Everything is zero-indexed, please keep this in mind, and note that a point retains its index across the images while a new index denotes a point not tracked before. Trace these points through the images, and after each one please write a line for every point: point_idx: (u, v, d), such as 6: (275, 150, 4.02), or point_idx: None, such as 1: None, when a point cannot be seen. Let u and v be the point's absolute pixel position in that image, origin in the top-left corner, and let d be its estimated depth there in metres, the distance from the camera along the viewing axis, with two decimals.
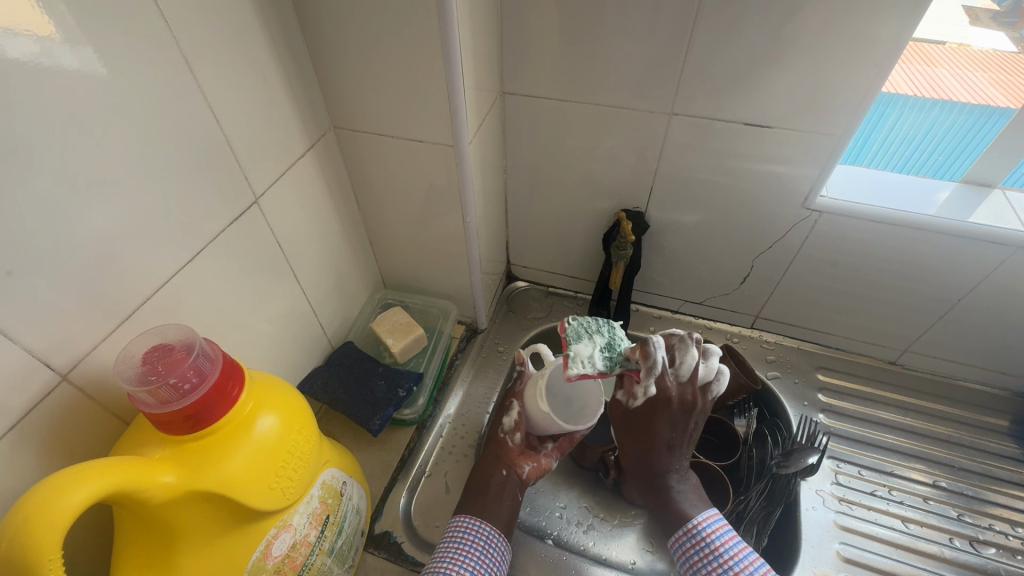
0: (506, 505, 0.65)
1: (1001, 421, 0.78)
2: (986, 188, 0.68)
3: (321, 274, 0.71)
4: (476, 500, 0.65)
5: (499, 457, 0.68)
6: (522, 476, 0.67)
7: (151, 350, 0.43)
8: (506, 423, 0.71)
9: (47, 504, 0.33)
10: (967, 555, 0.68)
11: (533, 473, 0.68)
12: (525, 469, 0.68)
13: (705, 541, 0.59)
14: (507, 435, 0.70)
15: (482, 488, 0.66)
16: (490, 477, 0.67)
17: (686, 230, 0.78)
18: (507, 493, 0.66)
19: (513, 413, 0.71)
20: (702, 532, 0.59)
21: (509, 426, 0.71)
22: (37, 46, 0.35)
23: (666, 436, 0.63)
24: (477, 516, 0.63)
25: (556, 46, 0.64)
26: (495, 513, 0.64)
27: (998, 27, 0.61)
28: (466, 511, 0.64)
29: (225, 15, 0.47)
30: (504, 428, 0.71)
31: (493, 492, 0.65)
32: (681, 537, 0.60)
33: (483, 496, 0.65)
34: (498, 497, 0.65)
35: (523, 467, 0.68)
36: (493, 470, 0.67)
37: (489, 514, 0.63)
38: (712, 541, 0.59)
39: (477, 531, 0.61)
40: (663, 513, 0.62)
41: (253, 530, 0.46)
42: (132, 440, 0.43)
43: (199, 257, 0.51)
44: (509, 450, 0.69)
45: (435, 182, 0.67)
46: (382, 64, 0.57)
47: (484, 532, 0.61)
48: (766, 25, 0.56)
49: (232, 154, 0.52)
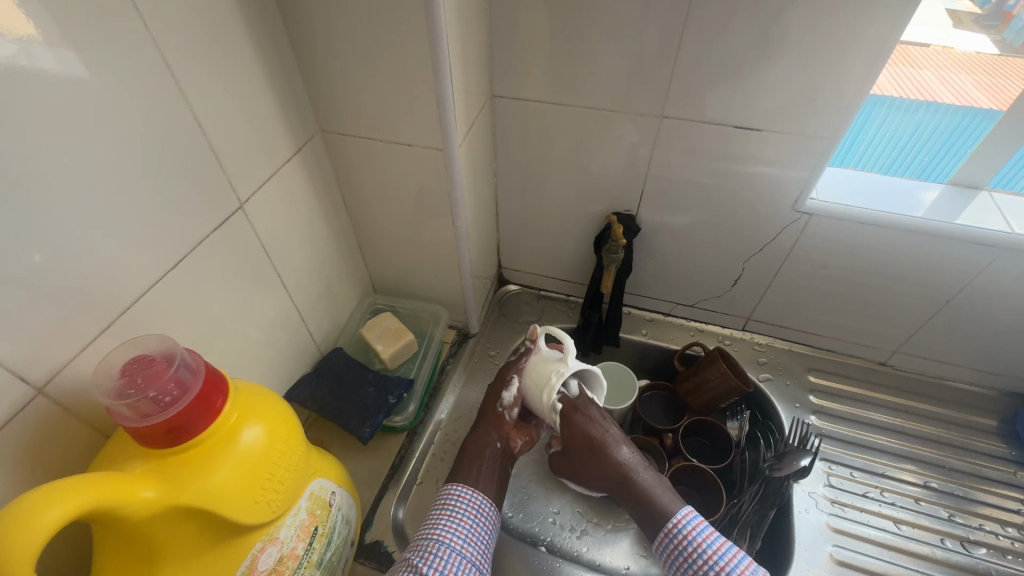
0: (495, 475, 0.66)
1: (989, 420, 0.79)
2: (974, 190, 0.68)
3: (309, 279, 0.70)
4: (469, 470, 0.65)
5: (496, 429, 0.69)
6: (514, 449, 0.70)
7: (131, 361, 0.41)
8: (506, 399, 0.70)
9: (20, 525, 0.31)
10: (958, 555, 0.68)
11: (524, 447, 0.71)
12: (518, 443, 0.70)
13: (686, 539, 0.59)
14: (506, 410, 0.70)
15: (476, 458, 0.66)
16: (486, 448, 0.67)
17: (677, 233, 0.78)
18: (500, 465, 0.67)
19: (513, 389, 0.70)
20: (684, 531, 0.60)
21: (509, 401, 0.70)
22: (14, 46, 0.34)
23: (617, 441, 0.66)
24: (468, 485, 0.64)
25: (545, 49, 0.64)
26: (487, 482, 0.65)
27: (980, 30, 0.61)
28: (459, 480, 0.64)
29: (207, 17, 0.46)
30: (504, 403, 0.70)
31: (488, 462, 0.66)
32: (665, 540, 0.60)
33: (477, 465, 0.65)
34: (492, 468, 0.66)
35: (516, 441, 0.70)
36: (489, 442, 0.68)
37: (481, 484, 0.64)
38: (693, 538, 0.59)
39: (469, 499, 0.62)
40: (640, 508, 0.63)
41: (238, 544, 0.45)
42: (112, 454, 0.41)
43: (182, 265, 0.50)
44: (505, 423, 0.70)
45: (425, 186, 0.66)
46: (370, 66, 0.56)
47: (477, 501, 0.63)
48: (754, 27, 0.56)
49: (216, 158, 0.51)
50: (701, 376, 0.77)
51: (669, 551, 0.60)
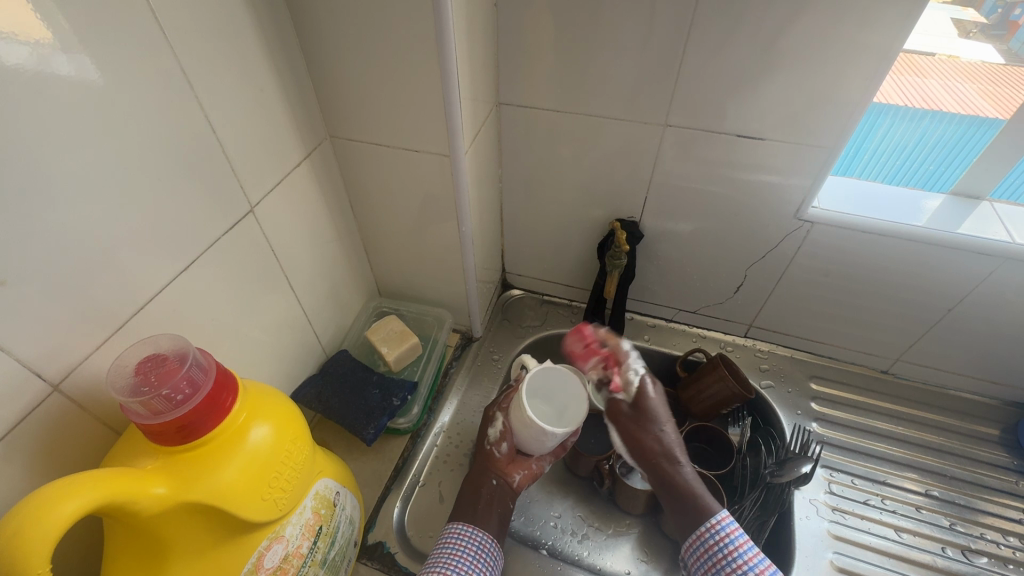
0: (496, 512, 0.66)
1: (992, 430, 0.79)
2: (975, 200, 0.69)
3: (316, 282, 0.71)
4: (467, 509, 0.66)
5: (487, 468, 0.69)
6: (514, 484, 0.69)
7: (144, 360, 0.42)
8: (491, 435, 0.71)
9: (35, 519, 0.32)
10: (959, 564, 0.68)
11: (525, 481, 0.69)
12: (516, 477, 0.69)
13: (717, 543, 0.59)
14: (495, 447, 0.70)
15: (471, 498, 0.66)
16: (481, 488, 0.67)
17: (680, 239, 0.78)
18: (499, 501, 0.67)
19: (499, 424, 0.72)
20: (725, 530, 0.59)
21: (495, 437, 0.71)
22: (36, 51, 0.35)
23: (666, 420, 0.65)
24: (469, 523, 0.64)
25: (550, 57, 0.65)
26: (488, 519, 0.65)
27: (986, 40, 0.61)
28: (459, 518, 0.64)
29: (222, 24, 0.48)
30: (491, 440, 0.71)
31: (485, 501, 0.66)
32: (697, 540, 0.60)
33: (475, 507, 0.65)
34: (490, 506, 0.66)
35: (514, 476, 0.69)
36: (484, 481, 0.68)
37: (481, 522, 0.64)
38: (734, 540, 0.58)
39: (471, 538, 0.62)
40: (681, 505, 0.62)
41: (244, 541, 0.46)
42: (124, 451, 0.42)
43: (194, 266, 0.51)
44: (497, 460, 0.70)
45: (431, 191, 0.67)
46: (379, 74, 0.57)
47: (478, 539, 0.62)
48: (757, 38, 0.56)
49: (227, 163, 0.52)
50: (703, 382, 0.77)
51: (700, 552, 0.59)
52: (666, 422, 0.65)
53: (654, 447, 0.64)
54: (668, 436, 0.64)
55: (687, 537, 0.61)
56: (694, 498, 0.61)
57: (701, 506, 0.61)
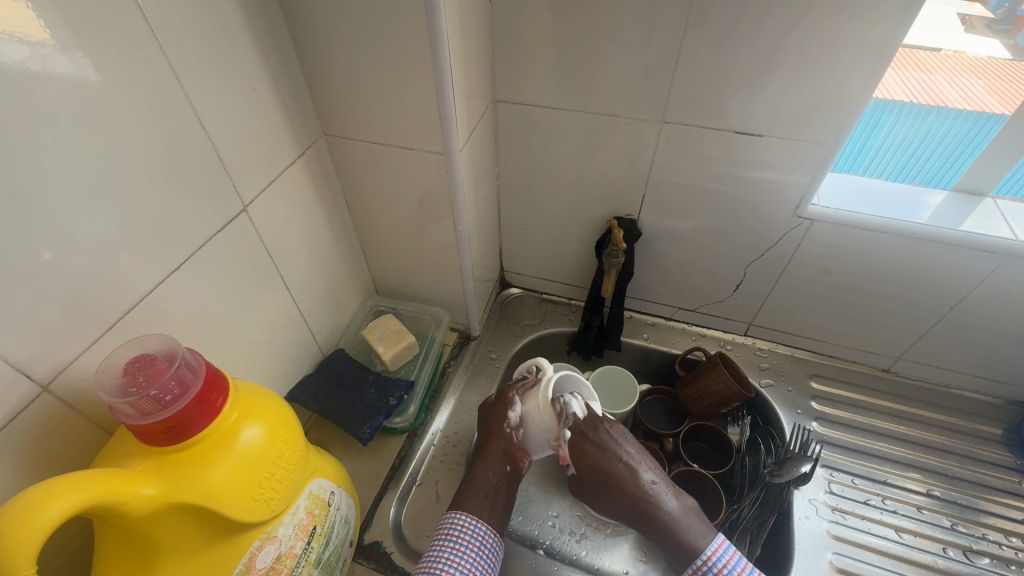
0: (502, 503, 0.65)
1: (995, 429, 0.78)
2: (977, 197, 0.68)
3: (312, 280, 0.71)
4: (476, 499, 0.64)
5: (504, 452, 0.67)
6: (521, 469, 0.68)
7: (133, 361, 0.42)
8: (513, 418, 0.68)
9: (22, 519, 0.32)
10: (960, 565, 0.67)
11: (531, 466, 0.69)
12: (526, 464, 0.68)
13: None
14: (512, 430, 0.68)
15: (483, 487, 0.65)
16: (494, 475, 0.66)
17: (679, 237, 0.78)
18: (507, 489, 0.66)
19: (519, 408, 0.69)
20: (721, 562, 0.60)
21: (515, 421, 0.68)
22: (28, 49, 0.35)
23: (641, 462, 0.65)
24: (473, 515, 0.63)
25: (546, 54, 0.64)
26: (493, 514, 0.64)
27: (992, 35, 0.60)
28: (464, 508, 0.63)
29: (214, 22, 0.47)
30: (510, 423, 0.68)
31: (495, 490, 0.65)
32: (694, 574, 0.60)
33: (483, 498, 0.64)
34: (499, 496, 0.65)
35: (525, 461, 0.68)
36: (498, 467, 0.66)
37: (487, 515, 0.63)
38: (732, 569, 0.59)
39: (474, 530, 0.61)
40: (669, 540, 0.62)
41: (236, 541, 0.46)
42: (113, 452, 0.42)
43: (186, 265, 0.51)
44: (513, 445, 0.68)
45: (427, 190, 0.67)
46: (373, 73, 0.57)
47: (482, 532, 0.62)
48: (754, 33, 0.56)
49: (220, 162, 0.52)
50: (703, 381, 0.77)
51: None
52: (637, 459, 0.65)
53: (630, 488, 0.64)
54: (646, 476, 0.64)
55: (680, 571, 0.61)
56: (684, 540, 0.61)
57: (689, 544, 0.61)
